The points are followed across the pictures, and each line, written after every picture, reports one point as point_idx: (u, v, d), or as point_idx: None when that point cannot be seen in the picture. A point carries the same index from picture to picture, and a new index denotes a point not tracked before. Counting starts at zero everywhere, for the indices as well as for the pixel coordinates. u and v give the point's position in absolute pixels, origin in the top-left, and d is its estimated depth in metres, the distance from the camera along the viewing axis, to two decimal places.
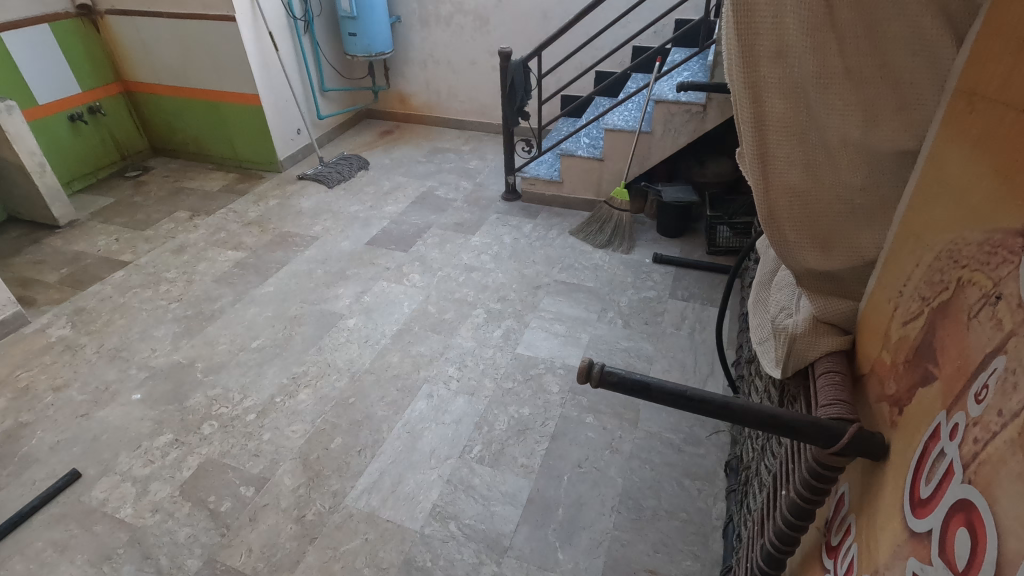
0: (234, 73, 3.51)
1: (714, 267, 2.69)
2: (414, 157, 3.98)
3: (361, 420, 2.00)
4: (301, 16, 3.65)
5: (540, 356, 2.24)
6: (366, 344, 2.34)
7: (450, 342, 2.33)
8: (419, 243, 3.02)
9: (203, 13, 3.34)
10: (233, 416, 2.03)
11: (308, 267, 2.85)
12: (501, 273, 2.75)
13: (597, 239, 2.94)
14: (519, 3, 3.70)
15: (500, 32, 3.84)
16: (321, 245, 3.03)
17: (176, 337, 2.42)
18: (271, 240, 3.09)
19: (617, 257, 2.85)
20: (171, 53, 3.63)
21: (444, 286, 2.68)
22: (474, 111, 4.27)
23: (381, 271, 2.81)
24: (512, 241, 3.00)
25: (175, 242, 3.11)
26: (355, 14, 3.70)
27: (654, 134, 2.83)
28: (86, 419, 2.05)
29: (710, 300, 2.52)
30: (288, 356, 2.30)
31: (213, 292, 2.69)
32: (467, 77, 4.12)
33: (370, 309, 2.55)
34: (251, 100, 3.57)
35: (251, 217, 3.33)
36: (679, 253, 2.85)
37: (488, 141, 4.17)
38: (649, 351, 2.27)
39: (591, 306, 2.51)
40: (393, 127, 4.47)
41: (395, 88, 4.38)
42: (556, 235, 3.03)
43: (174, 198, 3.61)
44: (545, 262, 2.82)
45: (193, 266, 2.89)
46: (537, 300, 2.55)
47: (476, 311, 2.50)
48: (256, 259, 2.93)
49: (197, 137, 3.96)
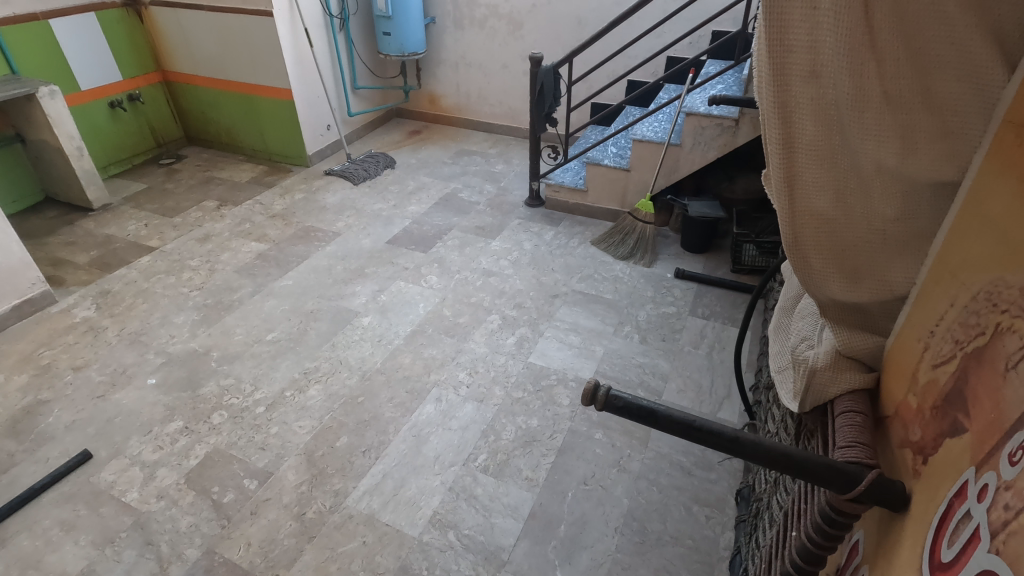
0: (268, 67, 3.56)
1: (738, 286, 2.62)
2: (440, 158, 3.99)
3: (368, 420, 1.99)
4: (337, 14, 3.70)
5: (553, 367, 2.21)
6: (379, 343, 2.34)
7: (462, 346, 2.32)
8: (438, 244, 3.02)
9: (243, 8, 3.40)
10: (243, 407, 2.05)
11: (328, 263, 2.87)
12: (519, 279, 2.73)
13: (618, 250, 2.90)
14: (554, 9, 3.68)
15: (533, 37, 3.83)
16: (343, 241, 3.04)
17: (195, 325, 2.45)
18: (295, 234, 3.12)
19: (638, 270, 2.80)
20: (210, 45, 3.70)
21: (461, 290, 2.67)
22: (503, 114, 4.27)
23: (399, 270, 2.81)
24: (533, 247, 2.97)
25: (202, 230, 3.16)
26: (390, 14, 3.73)
27: (683, 147, 2.77)
28: (101, 401, 2.08)
29: (731, 320, 2.45)
30: (301, 350, 2.31)
31: (234, 283, 2.73)
32: (498, 81, 4.12)
33: (386, 308, 2.55)
34: (284, 94, 3.62)
35: (277, 209, 3.37)
36: (702, 270, 2.78)
37: (515, 145, 4.15)
38: (665, 368, 2.21)
39: (608, 318, 2.47)
40: (422, 127, 4.49)
41: (426, 89, 4.40)
42: (577, 244, 2.99)
43: (204, 187, 3.68)
44: (565, 271, 2.79)
45: (217, 255, 2.94)
46: (554, 309, 2.52)
47: (490, 317, 2.48)
48: (278, 252, 2.96)
49: (230, 128, 4.03)
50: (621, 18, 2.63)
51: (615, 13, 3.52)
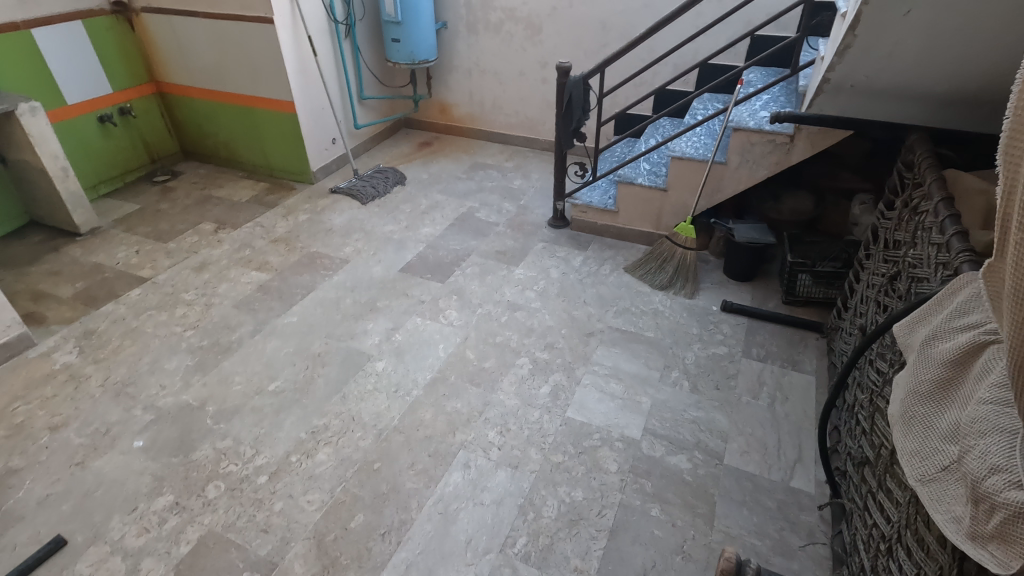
0: (268, 77, 3.30)
1: (793, 321, 2.34)
2: (454, 172, 3.72)
3: (386, 493, 1.72)
4: (343, 20, 3.44)
5: (595, 424, 1.94)
6: (395, 394, 2.07)
7: (490, 398, 2.05)
8: (457, 272, 2.75)
9: (241, 14, 3.14)
10: (242, 476, 1.78)
11: (336, 295, 2.60)
12: (548, 314, 2.46)
13: (656, 279, 2.63)
14: (576, 12, 3.40)
15: (553, 42, 3.56)
16: (351, 270, 2.78)
17: (188, 373, 2.18)
18: (299, 261, 2.85)
19: (679, 301, 2.53)
20: (206, 54, 3.44)
21: (485, 327, 2.40)
22: (519, 125, 4.00)
23: (415, 304, 2.55)
24: (560, 275, 2.71)
25: (197, 258, 2.90)
26: (400, 19, 3.47)
27: (729, 165, 2.50)
28: (80, 469, 1.81)
29: (791, 363, 2.18)
30: (308, 403, 2.04)
31: (232, 320, 2.46)
32: (514, 88, 3.85)
33: (401, 350, 2.28)
34: (285, 107, 3.35)
35: (279, 233, 3.11)
36: (751, 301, 2.51)
37: (533, 158, 3.88)
38: (723, 425, 1.93)
39: (651, 361, 2.20)
40: (432, 138, 4.23)
41: (437, 98, 4.13)
42: (609, 271, 2.72)
43: (201, 208, 3.42)
44: (598, 303, 2.52)
45: (214, 287, 2.68)
46: (590, 351, 2.25)
47: (520, 361, 2.21)
48: (281, 283, 2.70)
49: (229, 142, 3.76)
50: (660, 24, 2.36)
51: (644, 16, 3.25)
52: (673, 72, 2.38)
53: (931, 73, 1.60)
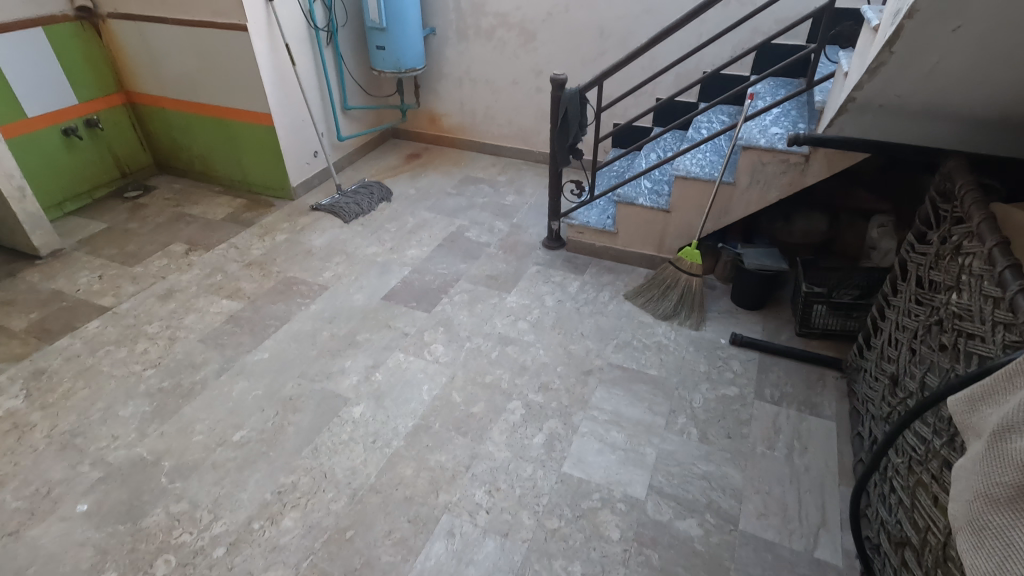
0: (243, 88, 3.09)
1: (810, 357, 2.15)
2: (443, 187, 3.52)
3: (358, 569, 1.52)
4: (324, 26, 3.24)
5: (594, 482, 1.74)
6: (373, 446, 1.87)
7: (478, 450, 1.84)
8: (444, 301, 2.55)
9: (213, 21, 2.93)
10: (196, 549, 1.58)
11: (313, 327, 2.40)
12: (543, 349, 2.26)
13: (659, 308, 2.43)
14: (572, 17, 3.20)
15: (547, 50, 3.36)
16: (330, 298, 2.57)
17: (145, 420, 1.98)
18: (274, 288, 2.65)
19: (684, 334, 2.33)
20: (178, 63, 3.23)
21: (473, 364, 2.20)
22: (512, 136, 3.80)
23: (398, 337, 2.34)
24: (556, 304, 2.51)
25: (164, 284, 2.69)
26: (384, 25, 3.27)
27: (738, 186, 2.31)
28: (13, 541, 1.60)
29: (809, 406, 1.99)
30: (275, 457, 1.84)
31: (198, 357, 2.25)
32: (507, 98, 3.65)
33: (381, 392, 2.08)
34: (262, 119, 3.15)
35: (254, 256, 2.90)
36: (762, 333, 2.32)
37: (527, 171, 3.68)
38: (736, 482, 1.74)
39: (655, 405, 2.00)
40: (421, 149, 4.03)
41: (426, 107, 3.93)
42: (609, 299, 2.53)
43: (173, 227, 3.21)
44: (597, 336, 2.32)
45: (180, 318, 2.47)
46: (588, 392, 2.05)
47: (511, 405, 2.01)
48: (253, 313, 2.49)
49: (204, 156, 3.55)
50: (663, 34, 2.16)
51: (645, 23, 3.05)
52: (678, 87, 2.19)
53: (972, 95, 1.41)
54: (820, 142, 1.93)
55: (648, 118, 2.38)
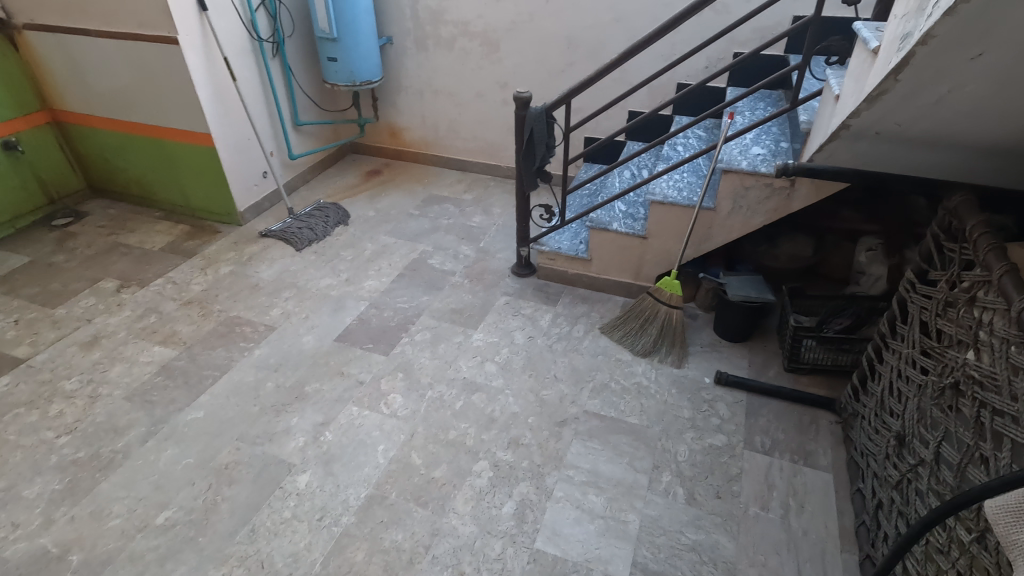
0: (179, 106, 2.81)
1: (800, 397, 1.99)
2: (404, 208, 3.29)
3: None
4: (269, 37, 2.99)
5: (571, 559, 1.54)
6: (319, 525, 1.64)
7: (439, 525, 1.63)
8: (404, 341, 2.32)
9: (141, 34, 2.65)
10: None
11: (256, 377, 2.15)
12: (512, 395, 2.05)
13: (637, 343, 2.25)
14: (538, 26, 3.00)
15: (512, 60, 3.15)
16: (277, 341, 2.33)
17: (53, 503, 1.71)
18: (214, 331, 2.39)
19: (665, 372, 2.16)
20: (106, 78, 2.93)
21: (435, 417, 1.98)
22: (478, 150, 3.59)
23: (352, 386, 2.11)
24: (526, 341, 2.31)
25: (89, 330, 2.40)
26: (335, 35, 3.03)
27: (718, 211, 2.14)
28: None
29: (803, 455, 1.82)
30: (205, 545, 1.59)
31: (121, 418, 1.98)
32: (471, 111, 3.44)
33: (331, 455, 1.84)
34: (202, 139, 2.87)
35: (194, 292, 2.63)
36: (748, 369, 2.15)
37: (495, 188, 3.48)
38: (729, 553, 1.56)
39: (637, 460, 1.81)
40: (382, 165, 3.79)
41: (386, 120, 3.69)
42: (583, 334, 2.33)
43: (105, 259, 2.91)
44: (571, 378, 2.13)
45: (104, 371, 2.19)
46: (562, 448, 1.86)
47: (477, 467, 1.79)
48: (188, 362, 2.22)
49: (141, 178, 3.25)
50: (635, 49, 1.97)
51: (615, 32, 2.87)
52: (652, 108, 2.01)
53: (983, 124, 1.25)
54: (811, 172, 1.81)
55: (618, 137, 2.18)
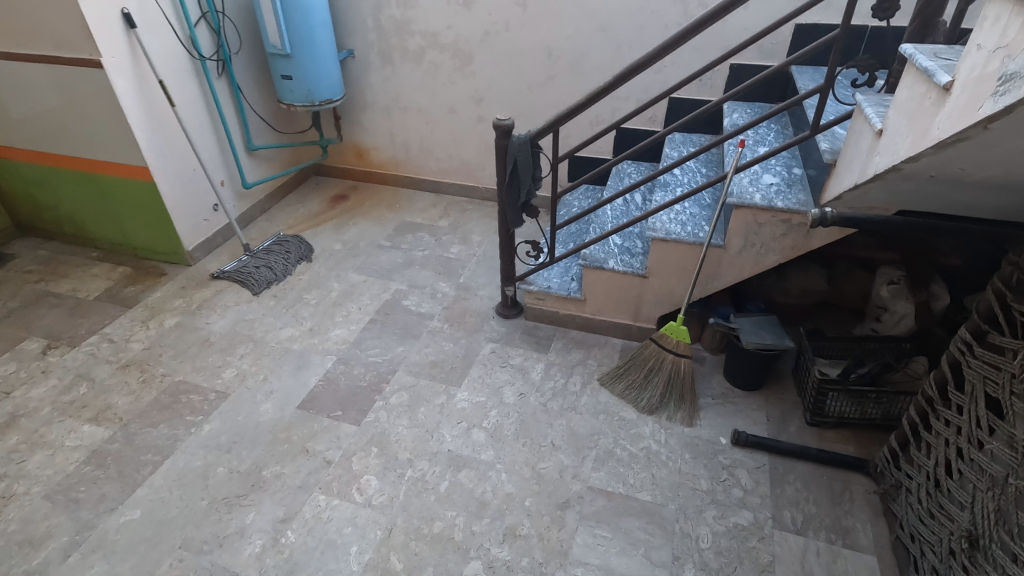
0: (110, 137, 2.46)
1: (829, 459, 1.77)
2: (374, 239, 2.99)
3: None
4: (213, 55, 2.66)
5: None
6: None
7: None
8: (378, 404, 2.04)
9: (59, 56, 2.30)
10: None
11: (204, 461, 1.84)
12: (505, 471, 1.79)
13: (642, 398, 2.00)
14: (515, 37, 2.72)
15: (488, 74, 2.87)
16: (230, 411, 2.02)
17: None
18: (156, 401, 2.06)
19: (675, 432, 1.92)
20: (24, 106, 2.56)
21: (417, 504, 1.70)
22: (453, 171, 3.30)
23: (318, 467, 1.82)
24: (517, 399, 2.04)
25: (6, 406, 2.05)
26: (288, 51, 2.71)
27: (728, 249, 1.90)
28: None
29: (840, 534, 1.60)
30: None
31: (39, 526, 1.66)
32: (444, 128, 3.14)
33: (294, 564, 1.55)
34: (139, 173, 2.52)
35: (133, 352, 2.29)
36: (767, 425, 1.93)
37: (473, 213, 3.20)
38: None
39: (654, 551, 1.57)
40: (349, 189, 3.47)
41: (351, 140, 3.37)
42: (581, 388, 2.08)
43: (31, 313, 2.54)
44: (571, 445, 1.87)
45: (22, 461, 1.85)
46: (567, 539, 1.60)
47: (469, 571, 1.53)
48: (124, 445, 1.90)
49: (74, 216, 2.88)
50: (631, 71, 1.72)
51: (600, 43, 2.61)
52: (652, 139, 1.75)
53: None
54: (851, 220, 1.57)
55: (613, 169, 1.93)
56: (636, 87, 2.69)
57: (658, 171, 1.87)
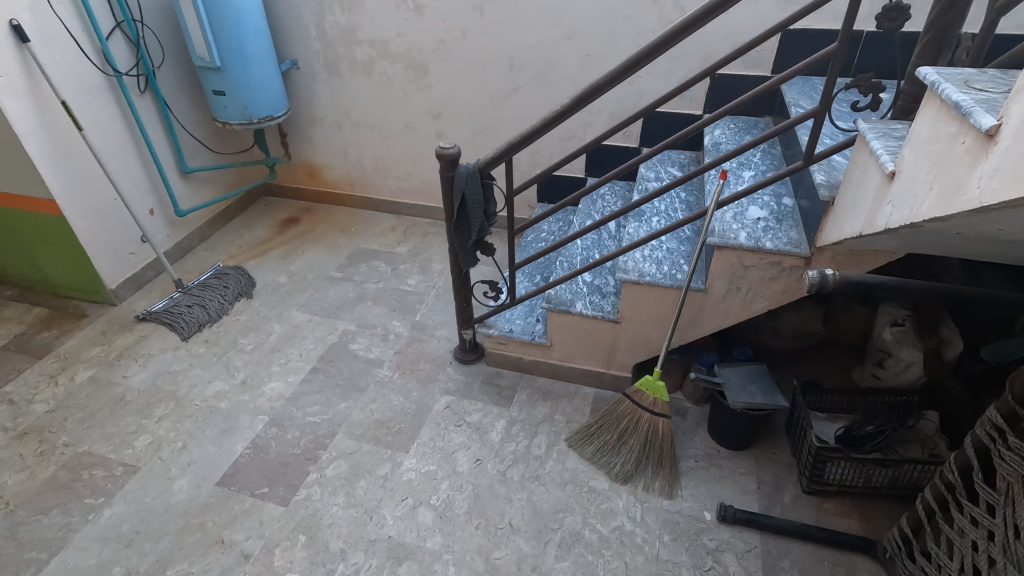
0: (8, 166, 2.15)
1: (830, 541, 1.52)
2: (324, 269, 2.71)
3: None
4: (133, 70, 2.36)
5: None
6: None
7: None
8: (311, 478, 1.76)
9: None
10: None
11: (99, 559, 1.56)
12: (453, 564, 1.52)
13: (615, 464, 1.75)
14: (472, 45, 2.44)
15: (445, 86, 2.59)
16: (137, 491, 1.73)
17: None
18: (51, 480, 1.77)
19: (653, 506, 1.66)
20: None
21: None
22: (413, 191, 3.02)
23: (234, 563, 1.54)
24: (472, 467, 1.78)
25: None
26: (219, 64, 2.42)
27: (710, 293, 1.65)
28: None
29: None
30: None
31: None
32: (401, 146, 2.86)
33: None
34: (46, 207, 2.22)
35: (34, 415, 2.00)
36: (758, 494, 1.68)
37: (435, 237, 2.92)
38: None
39: None
40: (301, 211, 3.18)
41: (301, 158, 3.08)
42: (546, 451, 1.82)
43: None
44: (532, 526, 1.61)
45: None
46: None
47: None
48: (5, 539, 1.61)
49: None
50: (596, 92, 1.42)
51: (567, 51, 2.34)
52: (617, 171, 1.50)
53: None
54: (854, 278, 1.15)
55: (576, 202, 1.67)
56: (608, 100, 2.43)
57: (627, 206, 1.61)
